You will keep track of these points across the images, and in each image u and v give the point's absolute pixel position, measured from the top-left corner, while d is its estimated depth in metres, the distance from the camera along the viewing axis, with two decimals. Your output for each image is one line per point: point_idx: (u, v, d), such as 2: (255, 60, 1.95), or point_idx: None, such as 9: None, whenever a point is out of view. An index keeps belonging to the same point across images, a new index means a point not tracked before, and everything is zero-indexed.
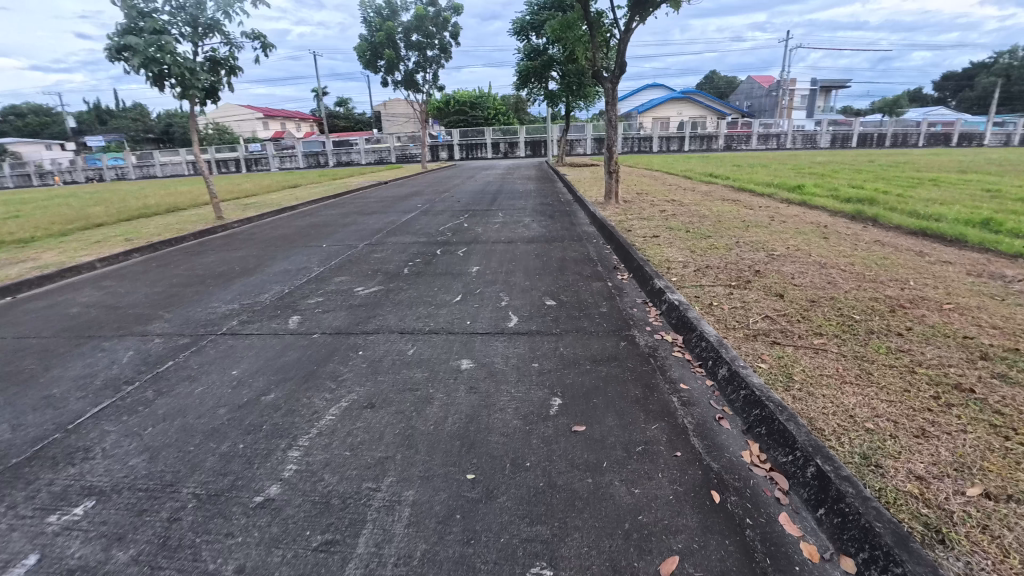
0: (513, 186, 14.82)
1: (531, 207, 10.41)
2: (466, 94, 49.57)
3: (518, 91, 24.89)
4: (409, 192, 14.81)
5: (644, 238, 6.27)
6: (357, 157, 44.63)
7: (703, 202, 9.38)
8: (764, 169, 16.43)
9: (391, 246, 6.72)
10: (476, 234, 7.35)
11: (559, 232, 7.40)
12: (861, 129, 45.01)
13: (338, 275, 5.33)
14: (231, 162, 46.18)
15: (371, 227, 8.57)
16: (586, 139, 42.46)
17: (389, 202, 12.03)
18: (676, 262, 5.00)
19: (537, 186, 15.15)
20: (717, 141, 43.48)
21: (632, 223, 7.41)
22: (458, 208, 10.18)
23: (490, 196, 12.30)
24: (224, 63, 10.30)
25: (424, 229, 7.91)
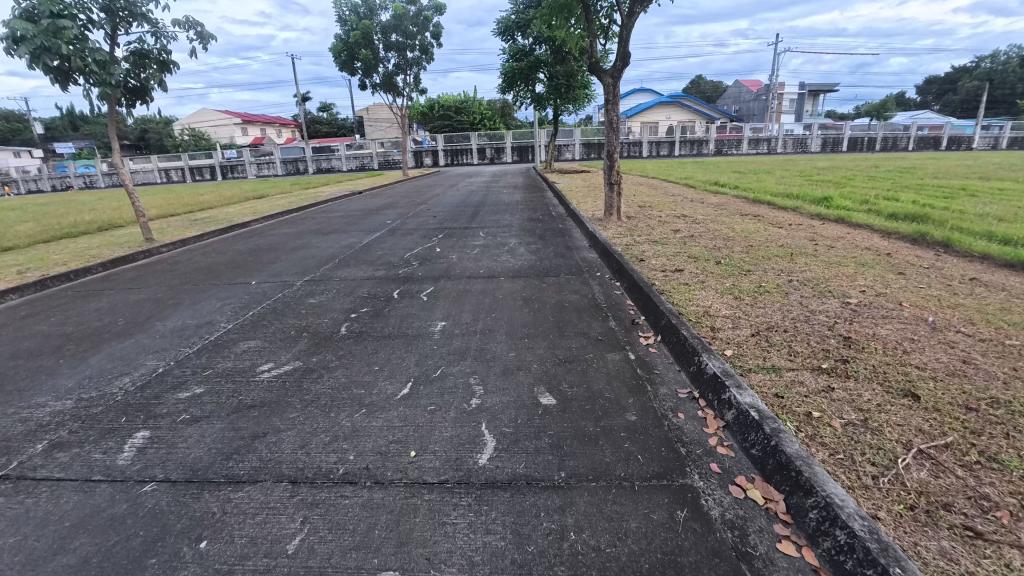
0: (498, 197, 13.36)
1: (518, 222, 8.96)
2: (451, 99, 48.23)
3: (504, 93, 23.48)
4: (382, 203, 13.25)
5: (666, 272, 4.81)
6: (338, 163, 42.95)
7: (720, 217, 7.99)
8: (770, 176, 15.19)
9: (337, 284, 5.20)
10: (449, 264, 5.85)
11: (553, 260, 5.94)
12: (852, 133, 44.40)
13: (246, 339, 3.79)
14: (205, 169, 44.18)
15: (323, 252, 7.02)
16: (574, 144, 41.22)
17: (356, 217, 10.47)
18: (723, 318, 3.55)
19: (525, 196, 13.69)
20: (708, 145, 42.59)
21: (642, 247, 5.98)
22: (433, 226, 8.67)
23: (471, 210, 10.82)
24: (152, 55, 8.74)
25: (386, 257, 6.38)
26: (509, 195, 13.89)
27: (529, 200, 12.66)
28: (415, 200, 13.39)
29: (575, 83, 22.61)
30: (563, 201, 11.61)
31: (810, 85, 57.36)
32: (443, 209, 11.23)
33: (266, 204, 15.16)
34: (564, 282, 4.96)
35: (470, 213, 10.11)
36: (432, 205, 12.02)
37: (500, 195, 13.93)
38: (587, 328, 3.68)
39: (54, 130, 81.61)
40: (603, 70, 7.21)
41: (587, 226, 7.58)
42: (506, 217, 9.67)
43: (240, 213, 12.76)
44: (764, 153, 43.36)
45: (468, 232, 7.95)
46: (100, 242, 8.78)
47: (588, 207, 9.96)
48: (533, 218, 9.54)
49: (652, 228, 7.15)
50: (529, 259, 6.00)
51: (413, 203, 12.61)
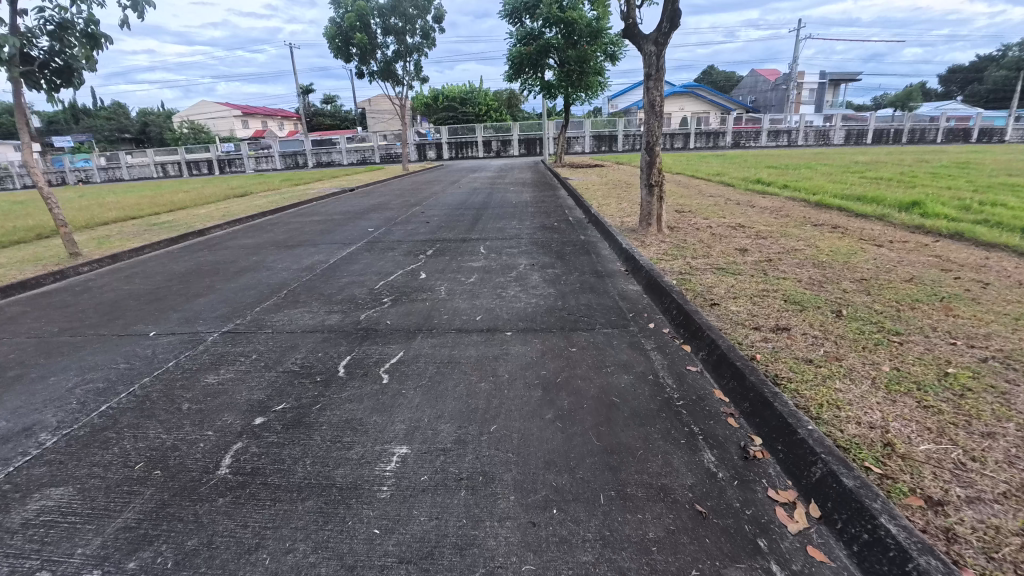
0: (503, 196, 11.59)
1: (528, 230, 7.21)
2: (456, 89, 46.35)
3: (511, 80, 21.66)
4: (372, 203, 11.52)
5: (765, 332, 3.08)
6: (339, 157, 41.33)
7: (789, 227, 6.19)
8: (813, 172, 13.31)
9: (265, 340, 3.53)
10: (435, 302, 4.14)
11: (579, 294, 4.20)
12: (878, 125, 42.00)
13: (56, 482, 2.14)
14: (202, 163, 42.71)
15: (273, 277, 5.35)
16: (584, 137, 39.35)
17: (335, 223, 8.77)
18: (933, 469, 1.86)
19: (536, 194, 11.90)
20: (725, 138, 40.43)
21: (705, 277, 4.25)
22: (422, 236, 6.94)
23: (472, 213, 9.08)
24: (75, 27, 7.14)
25: (352, 287, 4.68)
26: (517, 193, 12.11)
27: (540, 200, 10.90)
28: (409, 200, 11.67)
29: (589, 70, 20.71)
30: (580, 201, 9.82)
31: (831, 74, 54.94)
32: (439, 211, 9.51)
33: (244, 203, 13.49)
34: (602, 342, 3.24)
35: (470, 219, 8.37)
36: (427, 206, 10.29)
37: (507, 193, 12.18)
38: (667, 473, 1.98)
39: (55, 123, 80.50)
40: (642, 35, 5.42)
41: (618, 239, 5.80)
42: (515, 223, 7.93)
43: (209, 215, 11.12)
44: (785, 145, 41.16)
45: (464, 247, 6.20)
46: (17, 257, 7.16)
47: (613, 211, 8.19)
48: (547, 224, 7.77)
49: (707, 242, 5.39)
50: (545, 292, 4.28)
51: (406, 204, 10.88)
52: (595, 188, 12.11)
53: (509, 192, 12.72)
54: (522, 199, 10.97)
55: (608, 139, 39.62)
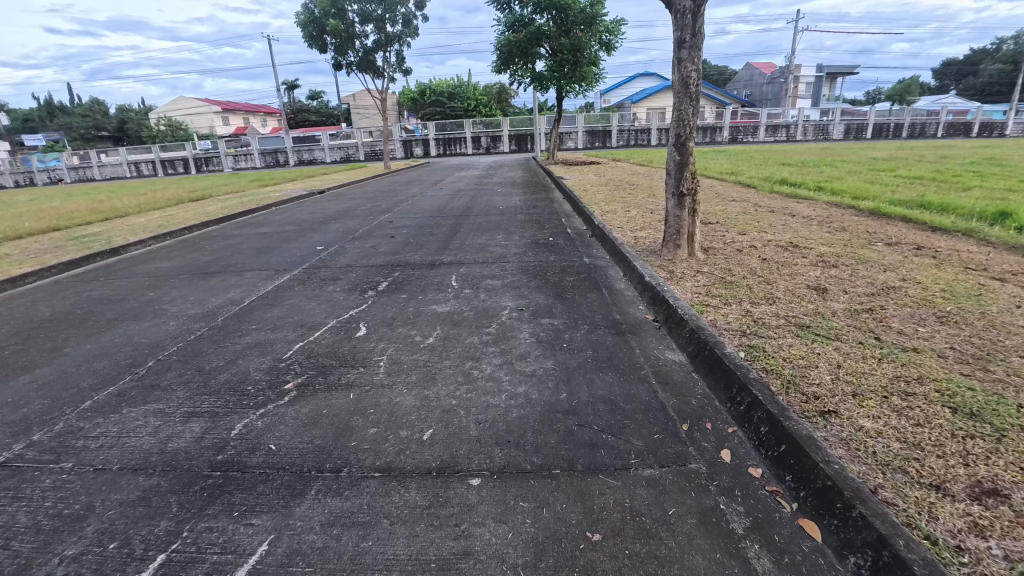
0: (490, 200, 10.00)
1: (517, 247, 5.66)
2: (444, 83, 44.60)
3: (499, 71, 20.09)
4: (337, 209, 9.92)
5: (965, 506, 1.60)
6: (321, 154, 39.49)
7: (859, 248, 4.69)
8: (838, 170, 11.85)
9: (45, 495, 1.98)
10: (365, 391, 2.60)
11: (593, 373, 2.67)
12: (879, 119, 40.87)
13: None
14: (178, 162, 40.66)
15: (156, 328, 3.78)
16: (577, 132, 37.87)
17: (283, 238, 7.18)
18: None
19: (528, 198, 10.32)
20: (722, 133, 39.06)
21: (786, 343, 2.76)
22: (381, 259, 5.37)
23: (450, 222, 7.50)
24: None
25: (250, 356, 3.13)
26: (505, 196, 10.54)
27: (532, 204, 9.32)
28: (381, 205, 10.06)
29: (583, 60, 19.15)
30: (578, 205, 8.24)
31: (827, 67, 53.78)
32: (411, 220, 7.95)
33: (196, 208, 11.83)
34: (645, 509, 1.73)
35: (445, 231, 6.80)
36: (399, 213, 8.71)
37: (494, 196, 10.60)
38: None
39: (30, 121, 77.61)
40: None
41: (636, 266, 4.27)
42: (501, 237, 6.36)
43: (145, 226, 9.50)
44: (783, 141, 39.91)
45: (431, 276, 4.64)
46: None
47: (620, 220, 6.65)
48: (540, 238, 6.21)
49: (762, 274, 3.88)
50: (538, 368, 2.74)
51: (375, 210, 9.29)
52: (595, 188, 10.56)
53: (496, 194, 11.13)
54: (512, 203, 9.40)
55: (602, 134, 38.13)
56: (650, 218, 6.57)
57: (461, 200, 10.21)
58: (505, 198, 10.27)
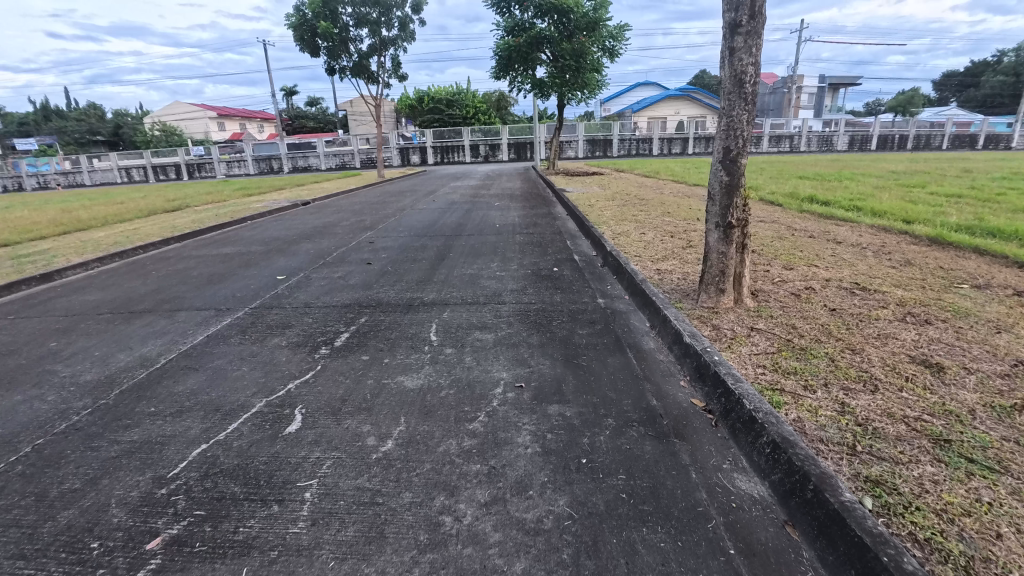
0: (486, 215, 9.04)
1: (515, 278, 4.67)
2: (443, 90, 43.83)
3: (498, 77, 19.22)
4: (317, 223, 8.95)
5: None
6: (316, 161, 38.63)
7: (945, 294, 3.74)
8: (864, 184, 10.92)
9: None
10: (266, 564, 1.61)
11: (631, 527, 1.70)
12: (884, 131, 40.18)
13: None
14: (170, 168, 39.75)
15: (24, 406, 2.78)
16: (578, 141, 37.11)
17: (244, 261, 6.19)
18: None
19: (528, 212, 9.36)
20: (725, 143, 38.31)
21: (929, 479, 1.79)
22: (349, 295, 4.38)
23: (438, 243, 6.52)
24: None
25: (122, 471, 2.14)
26: (503, 210, 9.57)
27: (533, 220, 8.35)
28: (365, 219, 9.08)
29: (586, 66, 18.28)
30: (584, 223, 7.27)
31: (830, 78, 53.19)
32: (396, 238, 6.97)
33: (166, 220, 10.84)
34: None
35: (431, 255, 5.82)
36: (383, 231, 7.74)
37: (490, 210, 9.64)
38: None
39: (24, 124, 76.69)
40: None
41: (668, 317, 3.29)
42: (496, 262, 5.36)
43: (101, 241, 8.50)
44: (787, 151, 39.15)
45: (405, 323, 3.64)
46: None
47: (636, 243, 5.66)
48: (541, 265, 5.22)
49: (842, 335, 2.93)
50: (544, 513, 1.76)
51: (357, 225, 8.32)
52: (601, 203, 9.62)
53: (493, 206, 10.16)
54: (510, 219, 8.42)
55: (603, 143, 37.40)
56: (672, 241, 5.59)
57: (453, 215, 9.26)
58: (502, 212, 9.30)
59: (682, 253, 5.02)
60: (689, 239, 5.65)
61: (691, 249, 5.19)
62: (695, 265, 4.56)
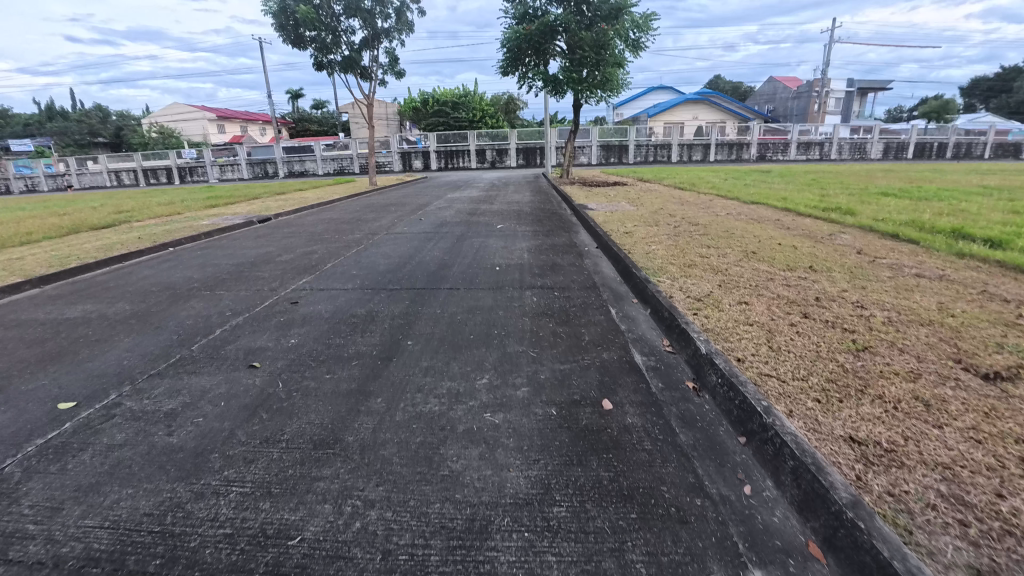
0: (484, 245, 6.50)
1: (525, 442, 2.13)
2: (449, 91, 41.42)
3: (507, 72, 16.71)
4: (253, 255, 6.46)
5: None
6: (314, 165, 36.41)
7: None
8: (984, 206, 8.23)
9: None
10: None
11: None
12: (922, 138, 37.16)
13: None
14: (161, 171, 37.69)
15: None
16: (591, 146, 34.64)
17: (72, 340, 3.68)
18: None
19: (544, 241, 6.81)
20: (750, 149, 35.48)
21: None
22: (134, 504, 1.85)
23: (403, 305, 3.99)
24: None
25: None
26: (509, 237, 7.04)
27: (551, 255, 5.77)
28: (320, 249, 6.58)
29: (608, 59, 15.72)
30: (631, 268, 4.68)
31: (860, 82, 50.13)
32: (340, 292, 4.45)
33: (76, 242, 8.39)
34: None
35: (379, 340, 3.27)
36: (332, 271, 5.22)
37: (491, 236, 7.11)
38: None
39: (26, 125, 75.37)
40: None
41: None
42: (490, 368, 2.80)
43: None
44: (817, 159, 36.19)
45: None
46: None
47: (748, 328, 3.09)
48: (576, 380, 2.65)
49: None
50: None
51: (299, 262, 5.79)
52: (643, 227, 7.05)
53: (496, 230, 7.61)
54: (518, 255, 5.87)
55: (618, 149, 34.83)
56: (814, 327, 3.03)
57: (442, 243, 6.75)
58: (509, 241, 6.79)
59: (866, 373, 2.47)
60: (844, 323, 3.08)
61: (872, 358, 2.63)
62: (934, 430, 2.02)
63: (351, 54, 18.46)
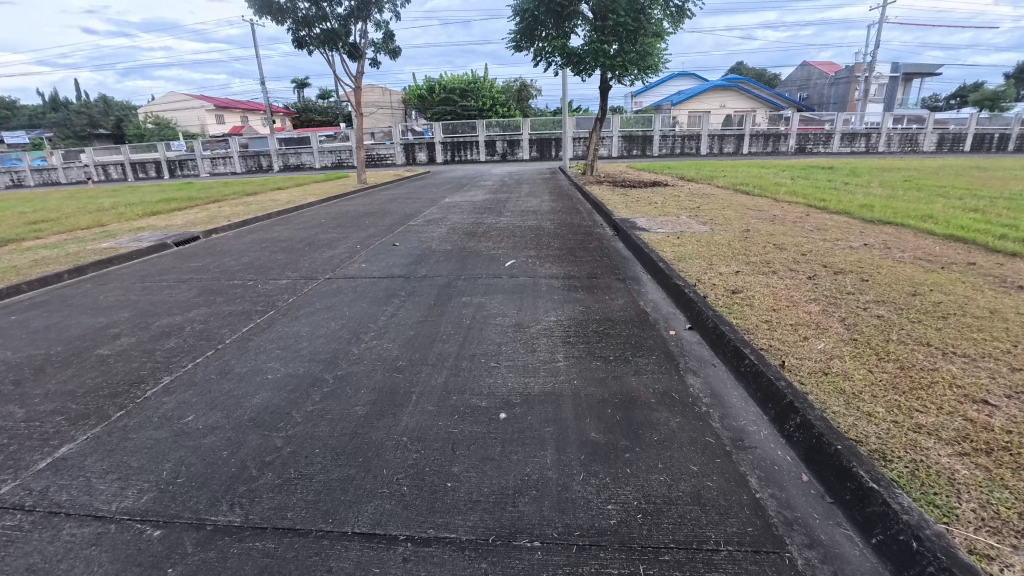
0: (485, 309, 3.64)
1: None
2: (457, 78, 38.39)
3: (518, 48, 13.67)
4: (82, 332, 3.70)
5: None
6: (311, 158, 33.72)
7: None
8: None
9: None
10: None
11: None
12: (982, 129, 33.30)
13: None
14: (149, 164, 35.22)
15: None
16: (611, 137, 31.55)
17: None
18: None
19: (585, 296, 3.86)
20: (789, 141, 31.97)
21: None
22: None
23: None
24: None
25: None
26: (525, 286, 4.16)
27: (612, 352, 2.86)
28: (200, 317, 3.81)
29: (645, 28, 12.66)
30: (844, 460, 1.81)
31: (905, 67, 45.88)
32: (82, 541, 1.66)
33: None
34: None
35: None
36: (153, 410, 2.46)
37: (497, 284, 4.25)
38: None
39: (30, 116, 73.50)
40: None
41: None
42: None
43: None
44: (862, 152, 32.61)
45: None
46: None
47: None
48: None
49: None
50: None
51: (123, 367, 3.00)
52: (755, 273, 4.12)
53: (503, 268, 4.75)
54: (543, 344, 3.01)
55: (641, 140, 31.66)
56: None
57: (410, 300, 3.91)
58: (526, 295, 3.92)
59: None
60: None
61: None
62: None
63: (337, 27, 15.57)
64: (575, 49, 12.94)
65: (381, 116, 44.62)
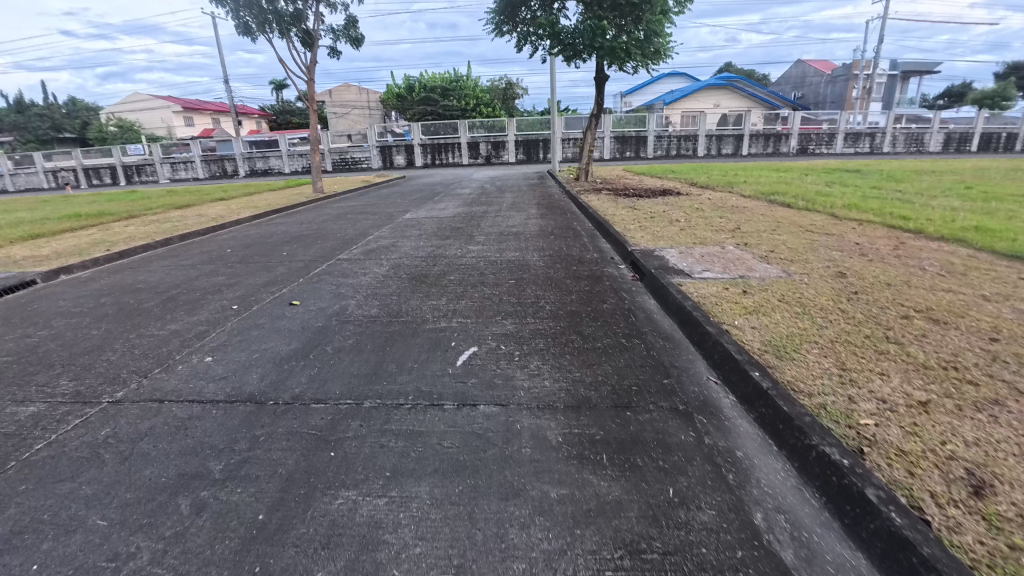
0: (372, 551, 1.45)
1: None
2: (439, 76, 36.15)
3: (499, 31, 11.54)
4: None
5: None
6: (280, 162, 31.20)
7: None
8: None
9: None
10: None
11: None
12: (989, 128, 31.80)
13: None
14: (103, 170, 32.36)
15: None
16: (603, 138, 29.55)
17: None
18: None
19: (625, 490, 1.67)
20: (790, 142, 30.18)
21: None
22: None
23: None
24: None
25: None
26: (485, 436, 1.97)
27: None
28: None
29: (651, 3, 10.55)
30: None
31: (903, 65, 44.44)
32: None
33: None
34: None
35: None
36: None
37: (428, 425, 2.07)
38: None
39: None
40: None
41: None
42: None
43: None
44: (866, 152, 30.91)
45: None
46: None
47: None
48: None
49: None
50: None
51: None
52: (969, 412, 1.99)
53: (451, 368, 2.56)
54: None
55: (634, 141, 29.73)
56: None
57: (223, 495, 1.72)
58: (485, 479, 1.73)
59: None
60: None
61: None
62: None
63: (284, 9, 13.21)
64: (566, 30, 10.81)
65: (359, 116, 42.17)
